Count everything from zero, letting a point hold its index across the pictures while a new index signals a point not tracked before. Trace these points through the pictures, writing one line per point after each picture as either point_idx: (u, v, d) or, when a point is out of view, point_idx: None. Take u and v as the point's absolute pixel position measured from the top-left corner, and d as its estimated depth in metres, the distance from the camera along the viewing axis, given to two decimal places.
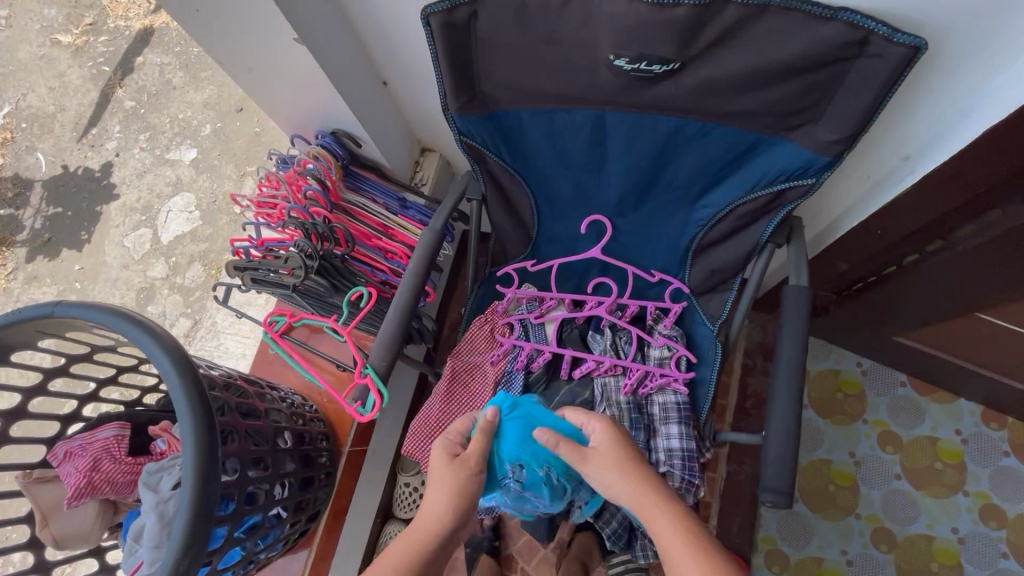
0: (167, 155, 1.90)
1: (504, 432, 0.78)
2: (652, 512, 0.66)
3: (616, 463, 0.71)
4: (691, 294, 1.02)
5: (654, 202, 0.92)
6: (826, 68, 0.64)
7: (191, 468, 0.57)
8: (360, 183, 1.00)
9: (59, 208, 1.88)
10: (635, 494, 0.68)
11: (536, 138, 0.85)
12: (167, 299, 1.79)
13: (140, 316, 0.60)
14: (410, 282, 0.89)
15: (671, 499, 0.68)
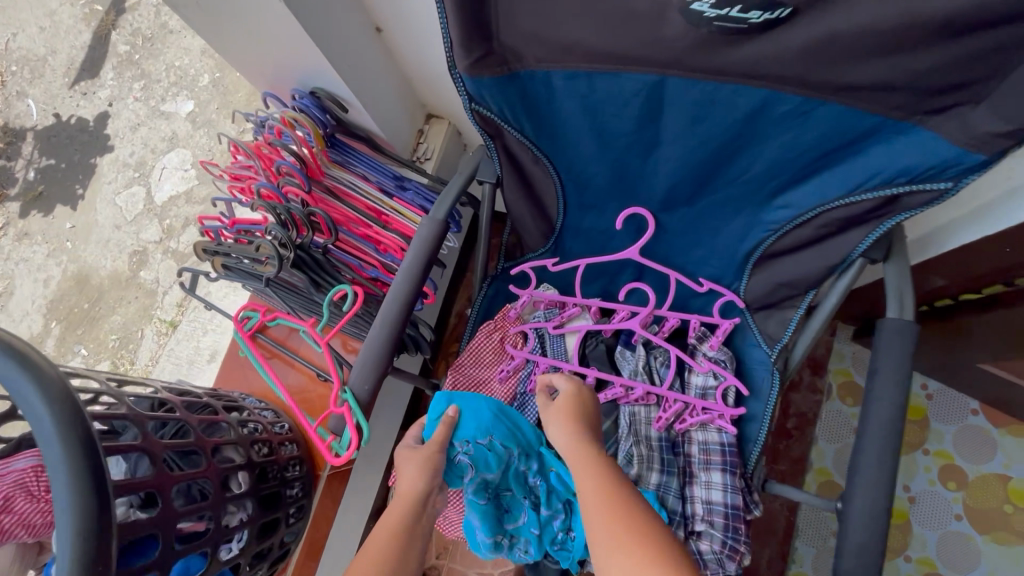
0: (162, 107, 1.60)
1: (462, 420, 0.77)
2: (589, 466, 0.64)
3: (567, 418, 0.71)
4: (745, 309, 0.84)
5: (714, 196, 0.73)
6: (1013, 24, 0.43)
7: (70, 564, 0.41)
8: (349, 156, 0.82)
9: (52, 160, 1.66)
10: (577, 444, 0.68)
11: (569, 108, 0.65)
12: (161, 265, 1.52)
13: (11, 344, 0.44)
14: (404, 286, 0.72)
15: (611, 462, 0.65)
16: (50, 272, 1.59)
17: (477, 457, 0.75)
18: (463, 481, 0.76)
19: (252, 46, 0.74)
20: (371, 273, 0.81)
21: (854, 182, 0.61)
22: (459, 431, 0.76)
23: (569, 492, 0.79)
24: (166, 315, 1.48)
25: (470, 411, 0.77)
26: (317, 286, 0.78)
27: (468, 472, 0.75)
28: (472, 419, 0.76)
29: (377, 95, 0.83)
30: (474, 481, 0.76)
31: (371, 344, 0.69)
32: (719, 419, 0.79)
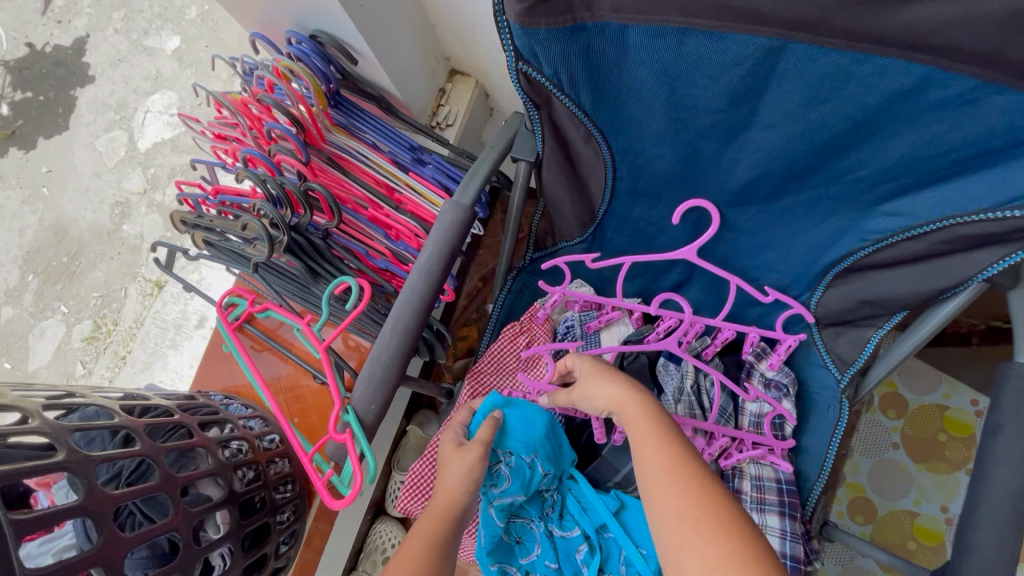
0: (146, 41, 1.22)
1: (512, 426, 0.64)
2: (635, 412, 0.53)
3: (598, 372, 0.58)
4: (814, 326, 0.71)
5: (802, 197, 0.59)
6: None
7: None
8: (356, 118, 0.67)
9: (26, 94, 1.22)
10: (626, 409, 0.54)
11: (644, 74, 0.51)
12: (147, 219, 1.16)
13: None
14: (420, 286, 0.58)
15: (673, 424, 0.51)
16: (24, 221, 1.17)
17: (516, 471, 0.64)
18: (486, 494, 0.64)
19: None
20: (379, 263, 0.68)
21: (1002, 195, 0.48)
22: (507, 439, 0.64)
23: (593, 526, 0.68)
24: (152, 273, 1.14)
25: (520, 418, 0.65)
26: (315, 277, 0.65)
27: (501, 486, 0.64)
28: (523, 429, 0.64)
29: (394, 44, 0.68)
30: (503, 500, 0.64)
31: (377, 354, 0.56)
32: (777, 454, 0.70)
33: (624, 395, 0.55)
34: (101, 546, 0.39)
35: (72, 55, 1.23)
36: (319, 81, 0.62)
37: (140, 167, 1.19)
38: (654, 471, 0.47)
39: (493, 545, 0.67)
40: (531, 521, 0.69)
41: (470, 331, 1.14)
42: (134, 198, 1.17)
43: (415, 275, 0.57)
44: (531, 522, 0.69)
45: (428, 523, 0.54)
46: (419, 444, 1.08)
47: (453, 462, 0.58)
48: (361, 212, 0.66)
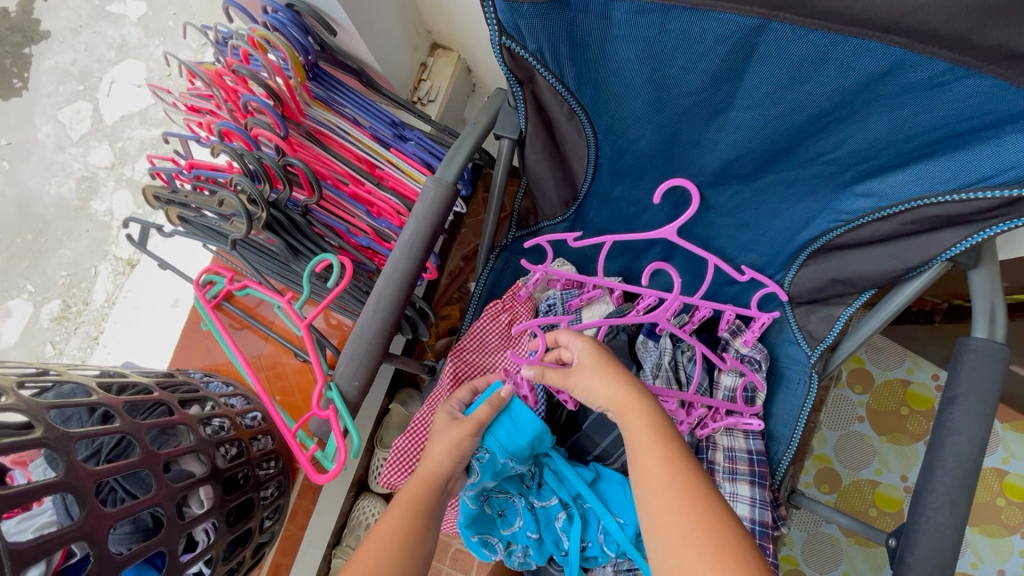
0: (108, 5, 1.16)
1: (498, 427, 0.64)
2: (638, 420, 0.52)
3: (603, 368, 0.57)
4: (787, 304, 0.73)
5: (779, 177, 0.61)
6: None
7: None
8: (335, 92, 0.66)
9: None
10: (627, 412, 0.53)
11: (626, 52, 0.51)
12: (117, 195, 1.12)
13: None
14: (402, 265, 0.58)
15: (676, 435, 0.51)
16: None
17: (486, 466, 0.65)
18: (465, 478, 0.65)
19: None
20: (360, 241, 0.68)
21: (968, 176, 0.49)
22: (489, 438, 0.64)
23: (570, 496, 0.70)
24: (124, 251, 1.11)
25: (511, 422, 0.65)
26: (295, 254, 0.64)
27: (474, 476, 0.65)
28: (508, 433, 0.64)
29: (375, 15, 0.66)
30: (474, 488, 0.66)
31: (360, 331, 0.57)
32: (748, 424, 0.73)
33: (629, 397, 0.54)
34: (84, 522, 0.39)
35: (27, 19, 1.12)
36: (297, 53, 0.60)
37: (107, 139, 1.14)
38: (659, 486, 0.48)
39: (474, 519, 0.69)
40: (512, 496, 0.71)
41: (453, 310, 1.14)
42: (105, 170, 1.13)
43: (398, 253, 0.57)
44: (513, 496, 0.71)
45: (412, 498, 0.55)
46: (401, 422, 1.09)
47: (442, 439, 0.60)
48: (342, 188, 0.65)
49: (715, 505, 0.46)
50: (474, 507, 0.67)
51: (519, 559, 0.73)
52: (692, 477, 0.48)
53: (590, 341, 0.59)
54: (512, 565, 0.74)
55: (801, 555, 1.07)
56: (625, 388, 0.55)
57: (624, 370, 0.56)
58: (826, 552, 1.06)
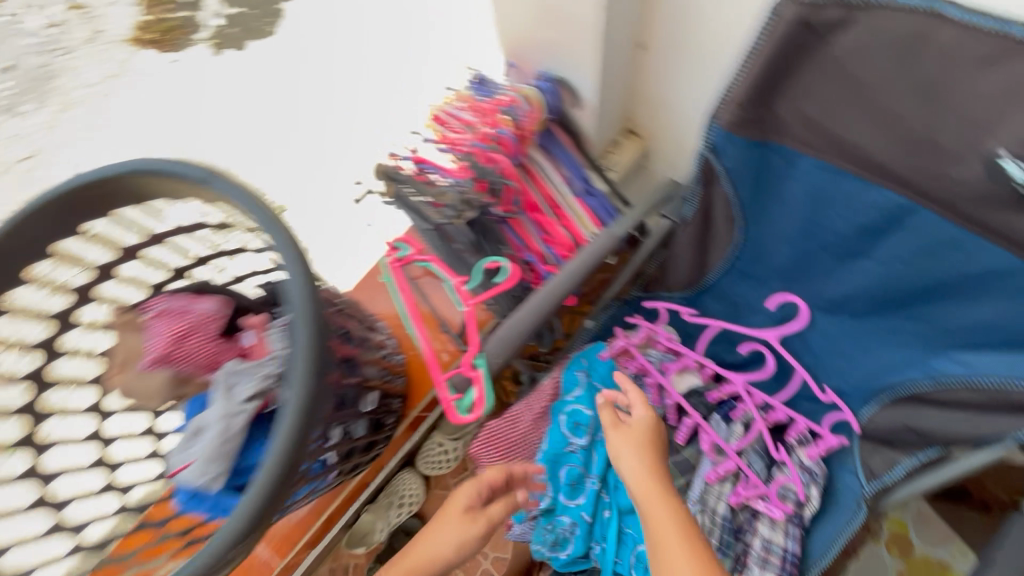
0: None
1: (596, 366, 0.88)
2: (657, 502, 0.66)
3: (637, 442, 0.73)
4: (858, 436, 0.81)
5: (885, 323, 0.74)
6: None
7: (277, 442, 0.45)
8: (550, 145, 0.83)
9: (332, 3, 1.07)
10: (651, 493, 0.67)
11: (795, 191, 0.66)
12: None
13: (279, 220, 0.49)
14: (566, 282, 0.75)
15: (693, 525, 0.65)
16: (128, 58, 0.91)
17: (585, 394, 0.84)
18: (563, 401, 0.84)
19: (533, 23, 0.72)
20: (526, 257, 0.83)
21: None
22: (591, 369, 0.87)
23: (618, 504, 0.80)
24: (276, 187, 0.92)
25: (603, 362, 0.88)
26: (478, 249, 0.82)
27: (573, 394, 0.84)
28: (602, 369, 0.87)
29: (609, 100, 0.82)
30: (573, 410, 0.83)
31: (515, 321, 0.73)
32: (790, 524, 0.79)
33: (654, 490, 0.68)
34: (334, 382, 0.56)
35: None
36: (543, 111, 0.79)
37: None
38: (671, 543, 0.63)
39: (552, 459, 0.81)
40: (589, 476, 0.81)
41: None
42: (295, 119, 0.87)
43: (565, 274, 0.74)
44: (589, 477, 0.81)
45: (412, 564, 0.70)
46: None
47: (447, 537, 0.70)
48: (532, 215, 0.83)
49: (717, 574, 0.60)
50: (564, 432, 0.82)
51: (557, 535, 0.80)
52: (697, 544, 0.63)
53: (648, 418, 0.75)
54: (544, 542, 0.81)
55: None
56: (652, 476, 0.69)
57: (652, 459, 0.71)
58: None
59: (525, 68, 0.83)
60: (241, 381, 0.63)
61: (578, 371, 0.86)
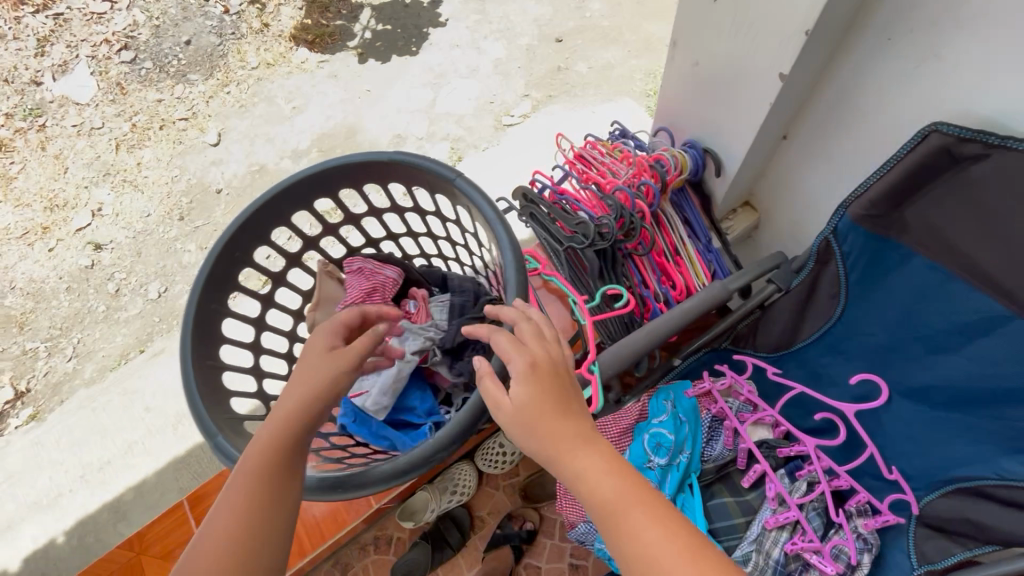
0: None
1: (681, 400, 0.98)
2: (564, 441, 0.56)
3: (526, 411, 0.57)
4: (916, 518, 0.86)
5: (963, 419, 0.78)
6: None
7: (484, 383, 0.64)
8: (681, 201, 0.97)
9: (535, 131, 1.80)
10: (544, 435, 0.56)
11: (902, 283, 0.76)
12: None
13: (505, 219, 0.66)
14: (674, 319, 0.89)
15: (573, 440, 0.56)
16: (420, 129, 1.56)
17: (670, 420, 0.94)
18: (648, 423, 0.95)
19: (695, 104, 0.86)
20: (642, 292, 0.96)
21: None
22: (678, 400, 0.97)
23: None
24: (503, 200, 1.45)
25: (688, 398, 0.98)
26: (601, 276, 0.95)
27: (659, 418, 0.94)
28: (687, 403, 0.97)
29: (744, 175, 0.94)
30: (656, 433, 0.93)
31: (630, 342, 0.88)
32: None
33: (531, 414, 0.57)
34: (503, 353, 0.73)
35: None
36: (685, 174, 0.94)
37: None
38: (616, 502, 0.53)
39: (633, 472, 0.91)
40: (662, 495, 0.91)
41: None
42: None
43: (676, 313, 0.89)
44: (661, 495, 0.90)
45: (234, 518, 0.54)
46: None
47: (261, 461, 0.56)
48: (654, 257, 0.96)
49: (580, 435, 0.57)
50: (646, 450, 0.92)
51: None
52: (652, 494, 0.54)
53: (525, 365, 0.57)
54: None
55: None
56: (524, 404, 0.57)
57: (525, 391, 0.58)
58: None
59: (675, 134, 0.97)
60: (409, 339, 0.85)
61: (665, 400, 0.97)
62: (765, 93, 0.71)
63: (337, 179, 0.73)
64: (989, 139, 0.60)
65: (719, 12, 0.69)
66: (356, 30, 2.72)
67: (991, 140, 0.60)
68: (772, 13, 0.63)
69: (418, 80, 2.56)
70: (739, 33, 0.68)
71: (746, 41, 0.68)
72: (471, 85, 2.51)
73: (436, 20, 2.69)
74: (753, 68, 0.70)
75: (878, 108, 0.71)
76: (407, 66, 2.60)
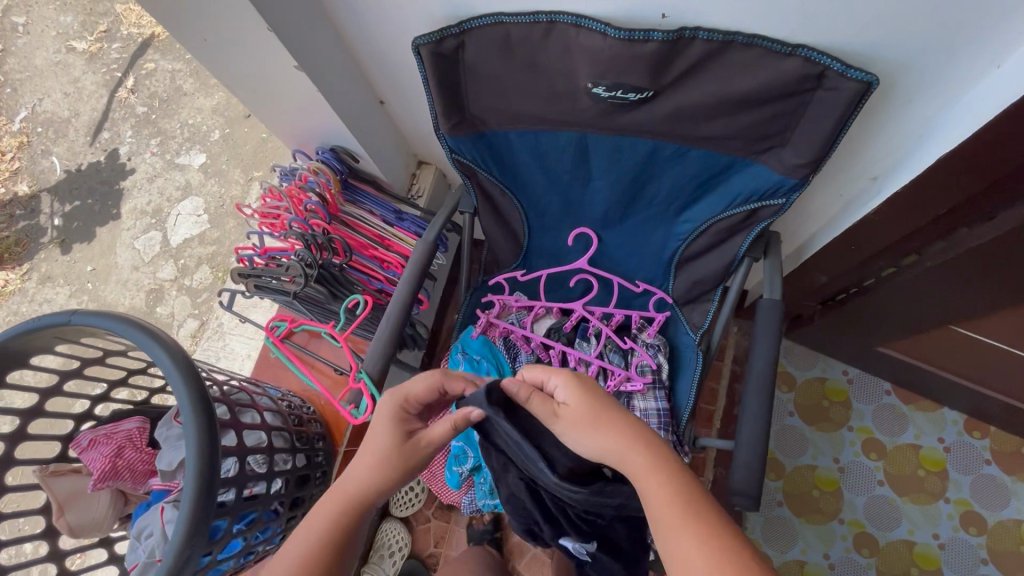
0: None
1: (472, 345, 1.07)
2: (647, 472, 0.60)
3: (593, 428, 0.64)
4: (675, 304, 1.05)
5: (638, 216, 0.96)
6: (778, 102, 0.66)
7: (184, 393, 0.62)
8: (358, 196, 1.05)
9: None
10: (628, 461, 0.62)
11: (523, 155, 0.88)
12: None
13: (151, 325, 0.65)
14: (403, 292, 0.93)
15: (673, 473, 0.59)
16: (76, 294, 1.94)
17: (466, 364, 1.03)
18: None
19: (287, 121, 0.94)
20: (377, 285, 1.03)
21: (727, 202, 0.83)
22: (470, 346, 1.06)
23: None
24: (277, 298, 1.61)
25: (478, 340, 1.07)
26: (334, 297, 1.00)
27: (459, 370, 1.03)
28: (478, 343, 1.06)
29: (382, 149, 1.04)
30: None
31: (377, 340, 0.89)
32: (656, 389, 1.00)
33: (644, 466, 0.60)
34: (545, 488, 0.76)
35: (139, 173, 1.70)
36: (335, 174, 0.99)
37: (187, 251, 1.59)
38: (671, 512, 0.56)
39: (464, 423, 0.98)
40: None
41: None
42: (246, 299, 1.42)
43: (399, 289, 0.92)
44: None
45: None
46: None
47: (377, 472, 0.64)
48: (364, 253, 1.02)
49: (676, 503, 0.57)
50: None
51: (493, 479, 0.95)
52: (725, 539, 0.54)
53: (576, 380, 0.69)
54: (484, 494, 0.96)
55: (761, 538, 1.33)
56: (641, 456, 0.61)
57: (631, 429, 0.64)
58: (782, 530, 1.33)
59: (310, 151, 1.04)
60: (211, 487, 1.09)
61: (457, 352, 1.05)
62: (306, 82, 0.80)
63: (15, 361, 0.70)
64: (448, 34, 0.70)
65: (220, 47, 0.77)
66: (42, 221, 2.41)
67: (452, 33, 0.70)
68: (240, 28, 0.72)
69: (138, 228, 2.36)
70: (242, 47, 0.76)
71: (254, 53, 0.76)
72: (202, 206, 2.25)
73: (119, 166, 2.47)
74: (279, 68, 0.79)
75: (390, 48, 0.83)
76: (118, 223, 2.38)
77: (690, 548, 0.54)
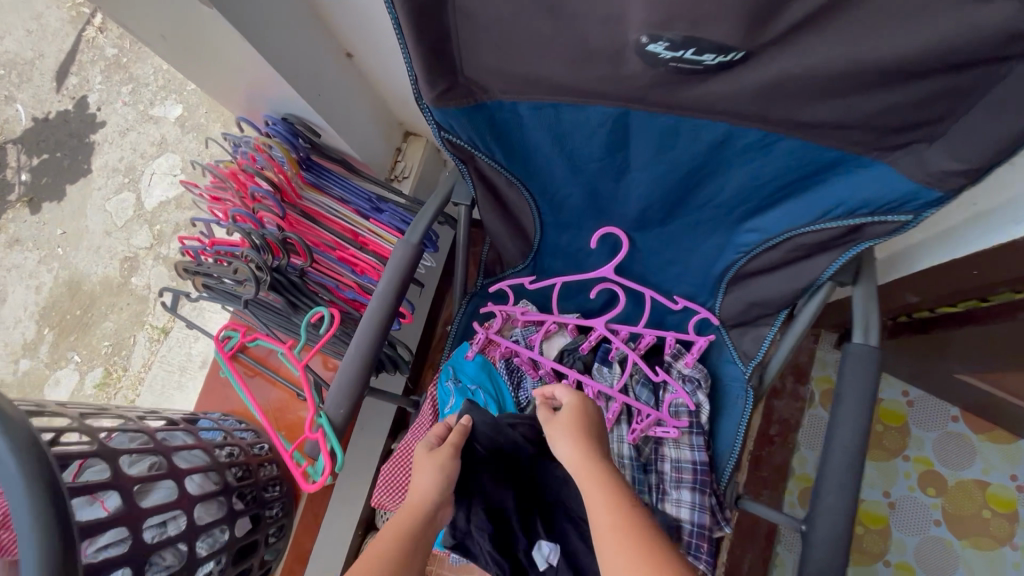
0: (151, 111, 1.55)
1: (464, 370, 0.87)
2: (591, 472, 0.59)
3: (571, 433, 0.64)
4: (721, 327, 0.84)
5: (686, 220, 0.73)
6: (950, 74, 0.43)
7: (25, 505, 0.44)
8: (324, 178, 0.83)
9: None
10: (578, 462, 0.61)
11: (541, 137, 0.65)
12: None
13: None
14: (378, 305, 0.69)
15: (619, 479, 0.58)
16: None
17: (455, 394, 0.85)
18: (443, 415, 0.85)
19: (226, 82, 0.78)
20: (348, 293, 0.82)
21: (818, 212, 0.61)
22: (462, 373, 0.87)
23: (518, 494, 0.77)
24: None
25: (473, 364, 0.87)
26: (295, 308, 0.79)
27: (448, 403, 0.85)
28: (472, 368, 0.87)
29: (351, 117, 0.87)
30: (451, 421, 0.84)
31: (340, 375, 0.67)
32: (693, 436, 0.80)
33: (590, 468, 0.60)
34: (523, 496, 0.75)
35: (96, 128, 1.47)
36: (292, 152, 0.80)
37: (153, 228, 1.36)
38: (606, 512, 0.55)
39: None
40: None
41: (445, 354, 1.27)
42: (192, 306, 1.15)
43: (372, 302, 0.68)
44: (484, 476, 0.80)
45: None
46: None
47: (431, 481, 0.65)
48: (332, 253, 0.81)
49: (612, 499, 0.55)
50: None
51: None
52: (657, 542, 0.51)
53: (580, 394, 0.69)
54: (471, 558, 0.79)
55: None
56: (589, 458, 0.61)
57: (594, 435, 0.64)
58: None
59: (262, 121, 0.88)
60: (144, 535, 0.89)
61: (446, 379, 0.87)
62: (228, 30, 0.64)
63: None
64: None
65: None
66: None
67: None
68: None
69: None
70: None
71: None
72: (166, 158, 1.53)
73: None
74: (194, 13, 0.63)
75: None
76: None
77: (615, 545, 0.52)
